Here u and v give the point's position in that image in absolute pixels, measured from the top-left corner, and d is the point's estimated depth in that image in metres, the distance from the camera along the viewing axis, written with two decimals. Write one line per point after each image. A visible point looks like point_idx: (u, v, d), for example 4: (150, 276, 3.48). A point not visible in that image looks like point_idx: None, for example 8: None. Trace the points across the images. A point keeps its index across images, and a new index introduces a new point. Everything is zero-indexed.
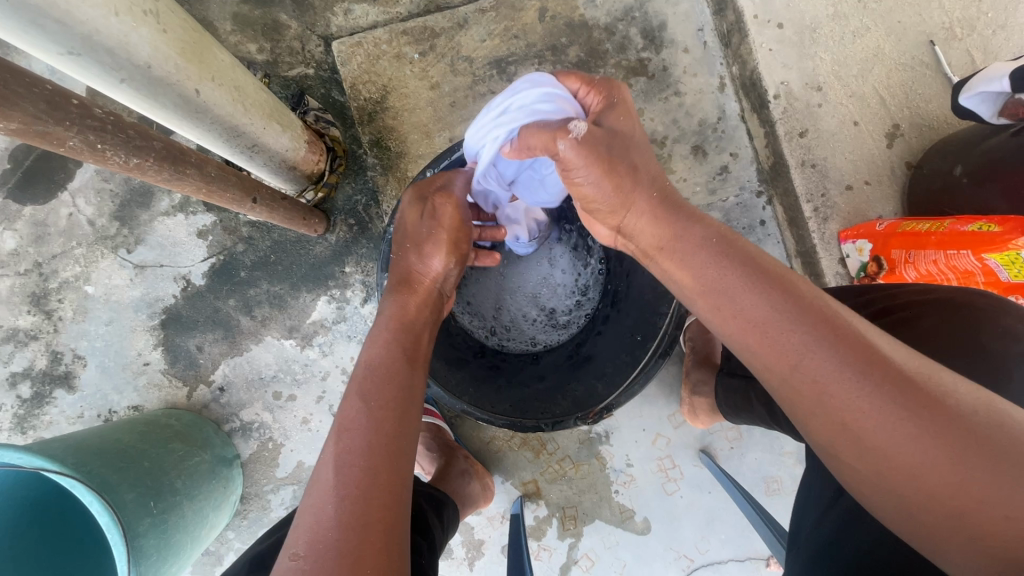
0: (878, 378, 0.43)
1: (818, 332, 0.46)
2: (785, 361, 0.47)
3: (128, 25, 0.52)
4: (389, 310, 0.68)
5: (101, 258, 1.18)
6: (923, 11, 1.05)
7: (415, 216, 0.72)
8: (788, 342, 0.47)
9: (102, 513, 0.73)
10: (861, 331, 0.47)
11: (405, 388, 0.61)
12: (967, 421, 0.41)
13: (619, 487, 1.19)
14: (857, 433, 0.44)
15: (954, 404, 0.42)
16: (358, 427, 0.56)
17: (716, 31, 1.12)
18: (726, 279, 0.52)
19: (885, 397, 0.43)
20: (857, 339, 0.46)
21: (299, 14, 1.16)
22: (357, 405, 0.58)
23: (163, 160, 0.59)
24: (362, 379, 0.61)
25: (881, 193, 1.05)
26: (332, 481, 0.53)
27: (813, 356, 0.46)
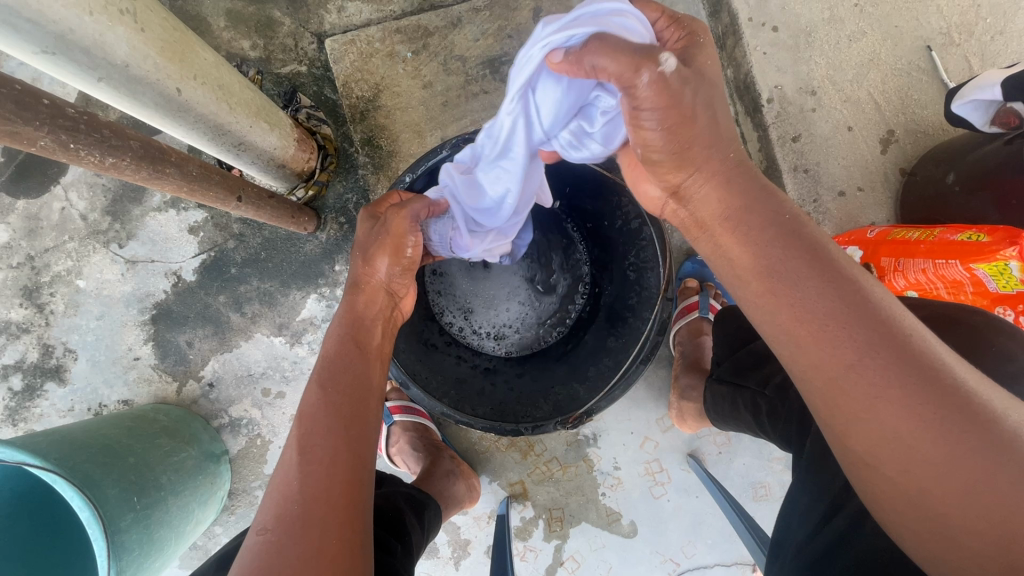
0: (928, 389, 0.42)
1: (876, 336, 0.44)
2: (833, 360, 0.45)
3: (103, 24, 0.52)
4: (340, 308, 0.67)
5: (93, 253, 1.18)
6: (920, 16, 1.04)
7: (365, 228, 0.71)
8: (844, 340, 0.45)
9: (83, 508, 0.74)
10: (918, 339, 0.45)
11: (361, 375, 0.61)
12: (1008, 441, 0.40)
13: (606, 489, 1.19)
14: (906, 442, 0.42)
15: (995, 425, 0.41)
16: (319, 411, 0.56)
17: (711, 33, 1.12)
18: (783, 269, 0.49)
19: (929, 408, 0.41)
20: (911, 346, 0.44)
21: (292, 11, 1.16)
22: (316, 391, 0.58)
23: (141, 159, 0.58)
24: (321, 367, 0.61)
25: (874, 200, 1.04)
26: (296, 459, 0.53)
27: (864, 359, 0.44)
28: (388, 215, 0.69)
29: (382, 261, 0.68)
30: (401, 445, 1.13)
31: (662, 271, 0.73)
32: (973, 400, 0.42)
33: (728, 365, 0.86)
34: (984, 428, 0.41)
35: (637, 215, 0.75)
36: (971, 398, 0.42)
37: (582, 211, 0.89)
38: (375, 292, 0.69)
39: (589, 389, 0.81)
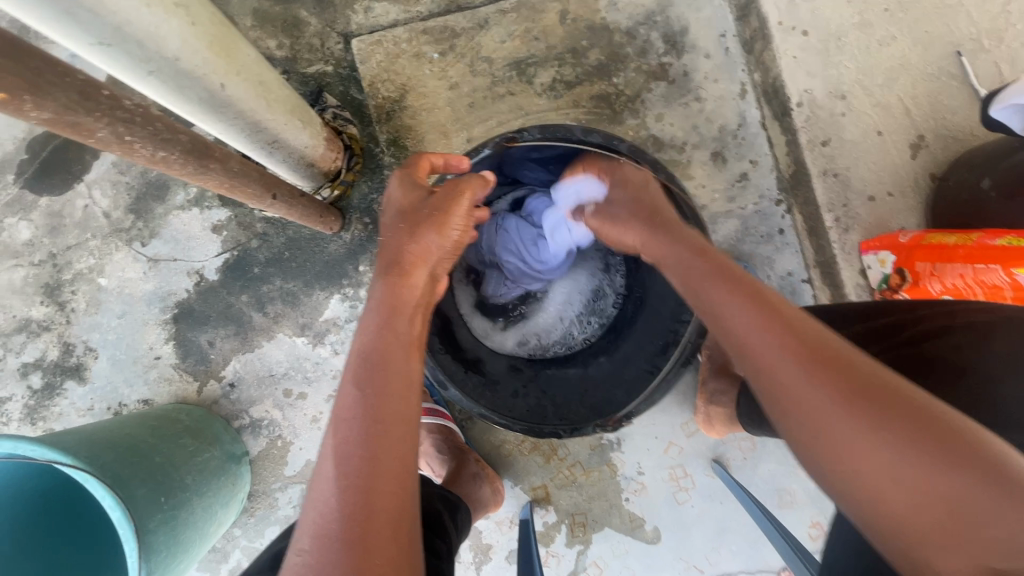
0: (831, 370, 0.48)
1: (782, 332, 0.51)
2: (755, 358, 0.51)
3: (159, 16, 0.52)
4: (380, 294, 0.62)
5: (115, 251, 1.18)
6: (950, 21, 1.04)
7: (410, 197, 0.69)
8: (759, 339, 0.51)
9: (114, 507, 0.73)
10: (816, 332, 0.51)
11: (402, 374, 0.57)
12: (906, 409, 0.45)
13: (629, 494, 1.18)
14: (830, 439, 0.46)
15: (893, 396, 0.46)
16: (356, 417, 0.53)
17: (738, 37, 1.12)
18: (708, 288, 0.57)
19: (834, 387, 0.47)
20: (812, 337, 0.51)
21: (319, 12, 1.16)
22: (352, 393, 0.55)
23: (189, 154, 0.58)
24: (355, 366, 0.57)
25: (905, 205, 1.04)
26: (334, 473, 0.51)
27: (777, 351, 0.50)
28: (439, 191, 0.69)
29: (430, 235, 0.65)
30: (425, 448, 1.12)
31: None
32: (873, 377, 0.47)
33: None
34: (884, 399, 0.45)
35: None
36: (872, 374, 0.47)
37: None
38: (417, 265, 0.64)
39: (628, 391, 0.81)
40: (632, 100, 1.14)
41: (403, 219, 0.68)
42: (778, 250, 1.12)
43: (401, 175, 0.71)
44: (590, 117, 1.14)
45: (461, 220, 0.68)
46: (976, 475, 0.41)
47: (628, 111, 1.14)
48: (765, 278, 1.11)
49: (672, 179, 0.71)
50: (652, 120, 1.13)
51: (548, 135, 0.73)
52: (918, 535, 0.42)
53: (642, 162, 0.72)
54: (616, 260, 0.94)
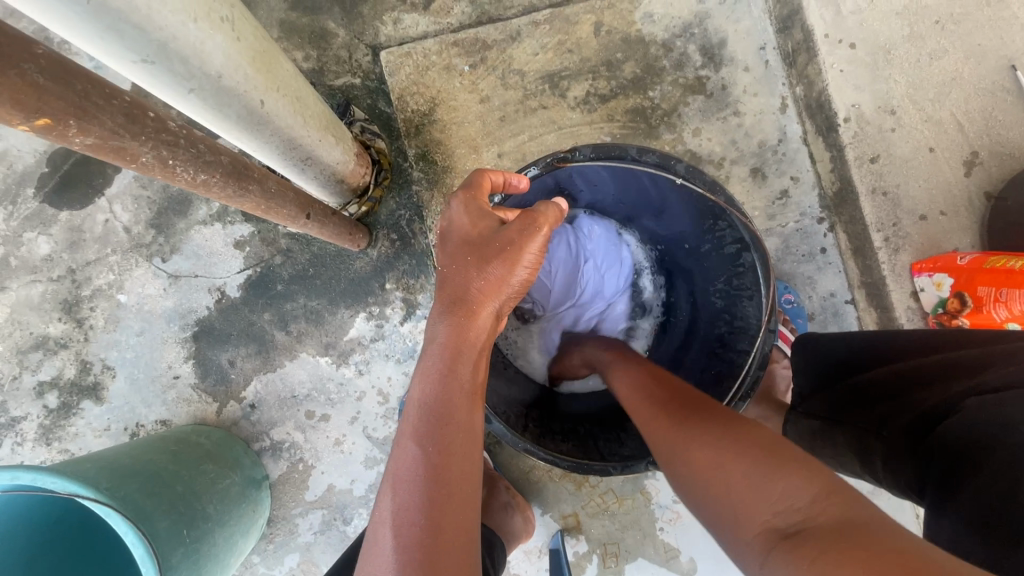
0: (677, 408, 0.59)
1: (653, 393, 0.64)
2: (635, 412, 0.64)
3: (205, 32, 0.49)
4: (444, 336, 0.59)
5: (135, 266, 1.15)
6: (1005, 34, 0.99)
7: (476, 225, 0.63)
8: (639, 398, 0.65)
9: (136, 544, 0.70)
10: (679, 391, 0.63)
11: (465, 428, 0.55)
12: (725, 425, 0.53)
13: (664, 524, 1.13)
14: (672, 462, 0.54)
15: (720, 419, 0.55)
16: (415, 481, 0.51)
17: (780, 49, 1.08)
18: (614, 370, 0.73)
19: (677, 420, 0.57)
20: (675, 394, 0.62)
21: (347, 23, 1.13)
22: (414, 451, 0.53)
23: (229, 176, 0.55)
24: (414, 420, 0.55)
25: (958, 225, 0.99)
26: (393, 544, 0.49)
27: (646, 405, 0.63)
28: (514, 223, 0.61)
29: (500, 269, 0.61)
30: None
31: (766, 300, 0.68)
32: (712, 413, 0.56)
33: (823, 399, 0.76)
34: (713, 422, 0.54)
35: (736, 241, 0.71)
36: (713, 410, 0.57)
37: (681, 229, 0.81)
38: (479, 309, 0.61)
39: None
40: (669, 114, 1.10)
41: (467, 249, 0.62)
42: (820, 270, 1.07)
43: (464, 198, 0.64)
44: (625, 131, 1.11)
45: (533, 256, 0.63)
46: (767, 458, 0.47)
47: (664, 125, 1.10)
48: (807, 299, 1.07)
49: (732, 204, 0.65)
50: (689, 135, 1.09)
51: (601, 154, 0.68)
52: (731, 520, 0.46)
53: (700, 183, 0.67)
54: None
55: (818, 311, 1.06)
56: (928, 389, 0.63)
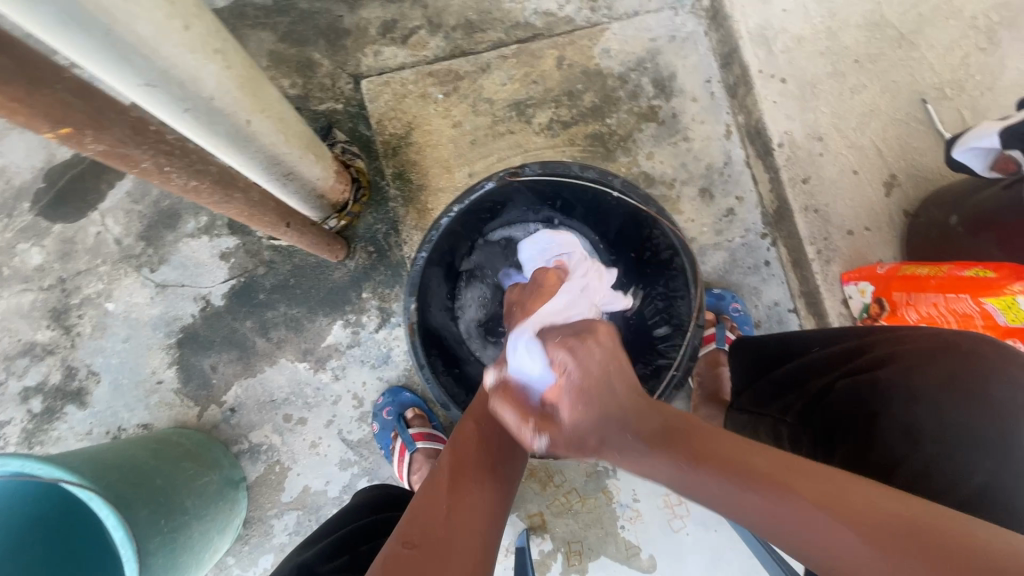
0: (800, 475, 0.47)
1: (822, 508, 0.44)
2: (802, 543, 0.45)
3: (201, 61, 0.57)
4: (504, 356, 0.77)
5: (124, 276, 1.21)
6: (915, 72, 1.13)
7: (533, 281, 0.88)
8: (796, 517, 0.45)
9: (116, 528, 0.75)
10: (859, 499, 0.44)
11: (513, 425, 0.67)
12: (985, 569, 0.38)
13: (625, 522, 1.19)
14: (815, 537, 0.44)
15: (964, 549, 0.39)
16: (470, 446, 0.62)
17: (723, 83, 1.21)
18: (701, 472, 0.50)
19: (905, 561, 0.40)
20: (855, 503, 0.44)
21: (331, 54, 1.24)
22: (471, 428, 0.64)
23: (216, 183, 0.63)
24: (477, 407, 0.68)
25: (880, 239, 1.10)
26: (447, 481, 0.57)
27: (819, 532, 0.44)
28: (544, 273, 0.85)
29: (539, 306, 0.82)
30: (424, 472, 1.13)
31: (693, 297, 0.78)
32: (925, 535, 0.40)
33: (748, 395, 0.85)
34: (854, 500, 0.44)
35: (669, 247, 0.81)
36: (928, 532, 0.41)
37: (623, 238, 0.92)
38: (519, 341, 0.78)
39: None
40: (625, 139, 1.21)
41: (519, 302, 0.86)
42: (765, 281, 1.17)
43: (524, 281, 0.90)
44: (585, 154, 1.21)
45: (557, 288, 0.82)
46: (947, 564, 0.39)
47: (621, 149, 1.21)
48: (752, 307, 1.16)
49: (662, 214, 0.76)
50: (643, 158, 1.20)
51: (547, 170, 0.79)
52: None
53: (636, 196, 0.77)
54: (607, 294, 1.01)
55: (763, 319, 1.16)
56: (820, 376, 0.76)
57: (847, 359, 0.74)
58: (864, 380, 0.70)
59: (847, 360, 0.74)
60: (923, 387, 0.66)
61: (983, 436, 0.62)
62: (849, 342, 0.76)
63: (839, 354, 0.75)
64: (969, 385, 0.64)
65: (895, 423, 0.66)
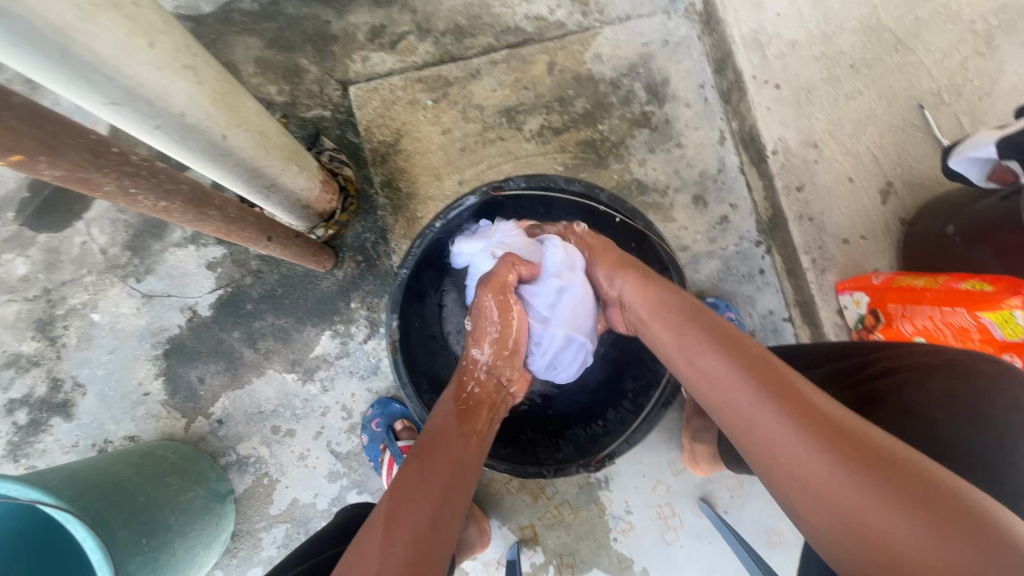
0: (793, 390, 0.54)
1: (774, 391, 0.54)
2: (752, 425, 0.54)
3: (168, 78, 0.56)
4: (451, 392, 0.75)
5: (110, 286, 1.19)
6: (912, 77, 1.11)
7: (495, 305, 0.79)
8: (744, 393, 0.56)
9: (94, 550, 0.73)
10: (814, 396, 0.54)
11: (457, 464, 0.65)
12: (887, 460, 0.47)
13: (617, 534, 1.17)
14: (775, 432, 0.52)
15: (883, 449, 0.48)
16: (408, 486, 0.61)
17: (717, 88, 1.18)
18: (692, 338, 0.63)
19: (858, 472, 0.46)
20: (794, 388, 0.54)
21: (319, 60, 1.22)
22: (414, 469, 0.63)
23: (189, 202, 0.62)
24: (422, 445, 0.66)
25: (876, 247, 1.09)
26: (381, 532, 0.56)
27: (767, 409, 0.53)
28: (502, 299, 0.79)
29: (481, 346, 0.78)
30: None
31: None
32: (855, 433, 0.49)
33: None
34: (834, 423, 0.50)
35: (658, 260, 0.81)
36: (846, 423, 0.50)
37: None
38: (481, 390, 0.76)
39: (609, 433, 0.86)
40: (617, 145, 1.19)
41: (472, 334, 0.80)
42: (759, 290, 1.15)
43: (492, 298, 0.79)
44: (577, 161, 1.19)
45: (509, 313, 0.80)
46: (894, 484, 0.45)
47: (613, 156, 1.18)
48: (747, 316, 1.14)
49: (650, 228, 0.75)
50: (636, 165, 1.18)
51: (533, 184, 0.79)
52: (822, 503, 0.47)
53: (623, 211, 0.77)
54: None
55: (758, 328, 1.14)
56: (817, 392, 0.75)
57: (847, 374, 0.72)
58: (864, 395, 0.69)
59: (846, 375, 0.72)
60: (925, 403, 0.65)
61: (983, 457, 0.60)
62: (850, 357, 0.73)
63: (840, 369, 0.73)
64: (969, 401, 0.63)
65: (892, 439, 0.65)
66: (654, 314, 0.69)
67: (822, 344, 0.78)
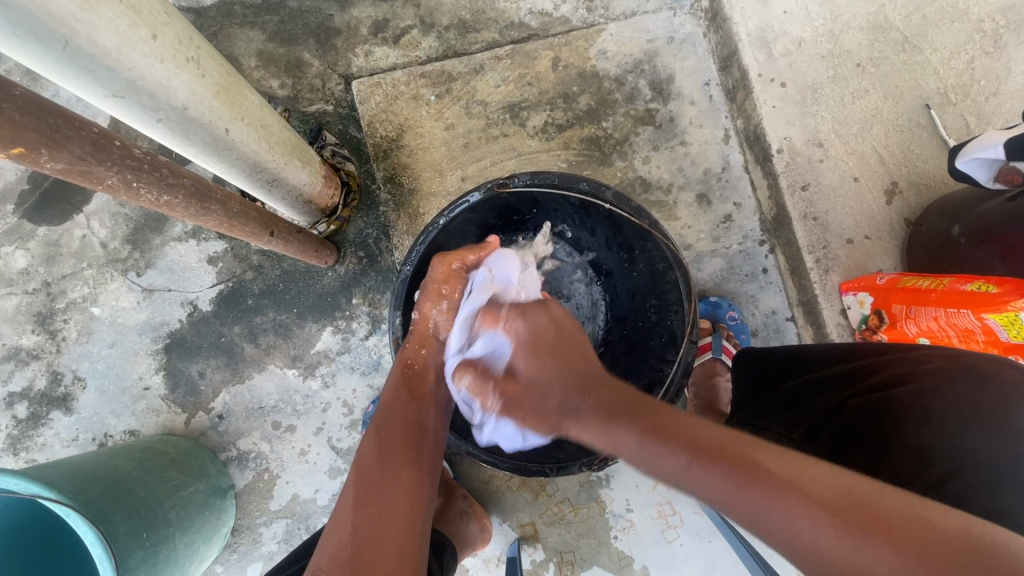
0: (785, 484, 0.47)
1: (775, 489, 0.47)
2: (781, 539, 0.47)
3: (171, 70, 0.55)
4: (399, 359, 0.79)
5: (110, 280, 1.19)
6: (919, 76, 1.10)
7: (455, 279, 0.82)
8: (756, 505, 0.48)
9: (93, 544, 0.73)
10: (801, 478, 0.48)
11: (414, 426, 0.72)
12: (910, 530, 0.43)
13: (618, 532, 1.17)
14: (818, 554, 0.45)
15: (902, 518, 0.44)
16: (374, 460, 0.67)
17: (722, 85, 1.17)
18: (665, 459, 0.53)
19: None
20: (789, 483, 0.48)
21: (321, 54, 1.21)
22: (374, 440, 0.69)
23: (192, 196, 0.61)
24: (379, 418, 0.72)
25: (881, 247, 1.08)
26: (352, 501, 0.63)
27: (778, 513, 0.47)
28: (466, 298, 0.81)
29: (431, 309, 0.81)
30: None
31: (685, 313, 0.77)
32: (865, 509, 0.45)
33: (749, 408, 0.82)
34: (852, 512, 0.45)
35: (662, 259, 0.81)
36: (857, 501, 0.45)
37: (617, 249, 0.90)
38: (422, 346, 0.79)
39: None
40: (621, 143, 1.18)
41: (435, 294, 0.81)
42: (762, 289, 1.14)
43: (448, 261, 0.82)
44: (580, 158, 1.18)
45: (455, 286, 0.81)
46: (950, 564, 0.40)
47: (616, 153, 1.18)
48: (750, 316, 1.14)
49: (654, 226, 0.75)
50: (640, 163, 1.17)
51: (536, 181, 0.79)
52: None
53: (627, 208, 0.76)
54: (600, 307, 0.99)
55: (761, 327, 1.14)
56: (824, 395, 0.74)
57: (858, 376, 0.72)
58: (878, 400, 0.68)
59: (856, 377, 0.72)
60: (942, 408, 0.64)
61: (999, 465, 0.60)
62: (863, 359, 0.73)
63: (850, 370, 0.73)
64: (986, 407, 0.63)
65: (909, 447, 0.63)
66: (602, 430, 0.58)
67: (833, 346, 0.77)
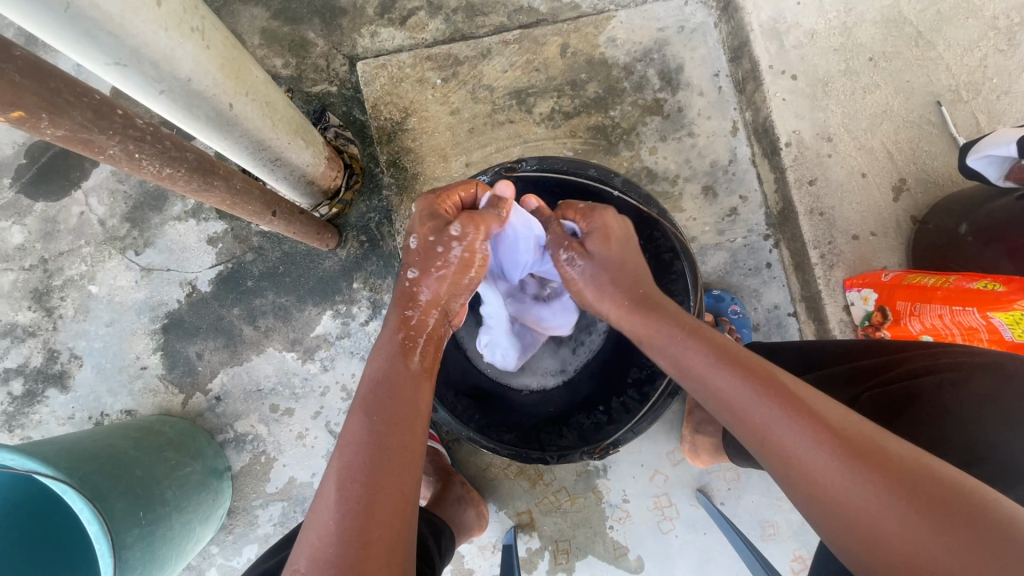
0: (801, 406, 0.51)
1: (787, 407, 0.51)
2: (775, 448, 0.50)
3: (175, 40, 0.54)
4: (393, 321, 0.70)
5: (108, 258, 1.17)
6: (931, 73, 1.09)
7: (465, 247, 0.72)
8: (762, 415, 0.52)
9: (91, 521, 0.72)
10: (820, 407, 0.51)
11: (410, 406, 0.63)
12: (912, 477, 0.45)
13: (614, 522, 1.18)
14: (803, 468, 0.48)
15: (905, 461, 0.46)
16: (358, 444, 0.58)
17: (731, 77, 1.16)
18: (693, 361, 0.59)
19: (907, 507, 0.43)
20: (806, 404, 0.51)
21: (326, 33, 1.19)
22: (360, 419, 0.60)
23: (194, 171, 0.60)
24: (366, 393, 0.63)
25: (886, 245, 1.08)
26: (335, 493, 0.56)
27: (784, 426, 0.50)
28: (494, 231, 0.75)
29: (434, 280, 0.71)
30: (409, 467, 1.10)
31: (692, 303, 0.77)
32: (870, 442, 0.47)
33: None
34: (859, 444, 0.47)
35: (670, 249, 0.81)
36: (869, 440, 0.47)
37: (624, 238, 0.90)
38: (429, 314, 0.71)
39: (612, 422, 0.85)
40: (628, 132, 1.16)
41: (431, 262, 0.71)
42: (765, 283, 1.14)
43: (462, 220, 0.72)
44: (586, 146, 1.17)
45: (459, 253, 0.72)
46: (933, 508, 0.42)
47: (623, 143, 1.16)
48: (752, 310, 1.13)
49: (662, 215, 0.75)
50: (647, 153, 1.16)
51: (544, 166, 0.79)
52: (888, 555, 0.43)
53: (635, 196, 0.76)
54: None
55: (762, 321, 1.13)
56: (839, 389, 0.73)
57: (877, 371, 0.72)
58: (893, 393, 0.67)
59: (871, 373, 0.72)
60: (960, 402, 0.63)
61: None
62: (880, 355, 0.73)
63: (870, 365, 0.72)
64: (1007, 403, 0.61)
65: (924, 443, 0.63)
66: (650, 332, 0.65)
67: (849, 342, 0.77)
